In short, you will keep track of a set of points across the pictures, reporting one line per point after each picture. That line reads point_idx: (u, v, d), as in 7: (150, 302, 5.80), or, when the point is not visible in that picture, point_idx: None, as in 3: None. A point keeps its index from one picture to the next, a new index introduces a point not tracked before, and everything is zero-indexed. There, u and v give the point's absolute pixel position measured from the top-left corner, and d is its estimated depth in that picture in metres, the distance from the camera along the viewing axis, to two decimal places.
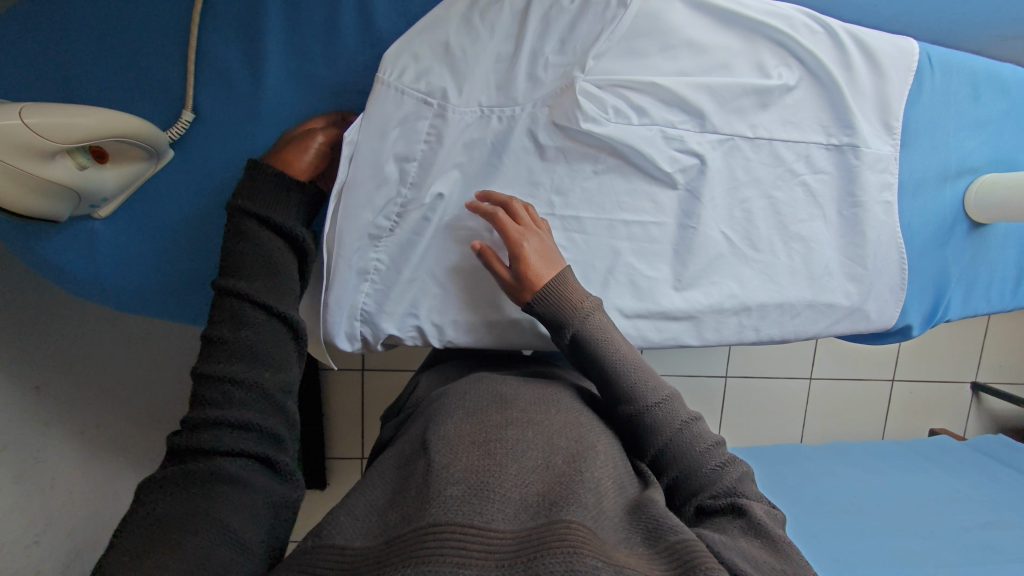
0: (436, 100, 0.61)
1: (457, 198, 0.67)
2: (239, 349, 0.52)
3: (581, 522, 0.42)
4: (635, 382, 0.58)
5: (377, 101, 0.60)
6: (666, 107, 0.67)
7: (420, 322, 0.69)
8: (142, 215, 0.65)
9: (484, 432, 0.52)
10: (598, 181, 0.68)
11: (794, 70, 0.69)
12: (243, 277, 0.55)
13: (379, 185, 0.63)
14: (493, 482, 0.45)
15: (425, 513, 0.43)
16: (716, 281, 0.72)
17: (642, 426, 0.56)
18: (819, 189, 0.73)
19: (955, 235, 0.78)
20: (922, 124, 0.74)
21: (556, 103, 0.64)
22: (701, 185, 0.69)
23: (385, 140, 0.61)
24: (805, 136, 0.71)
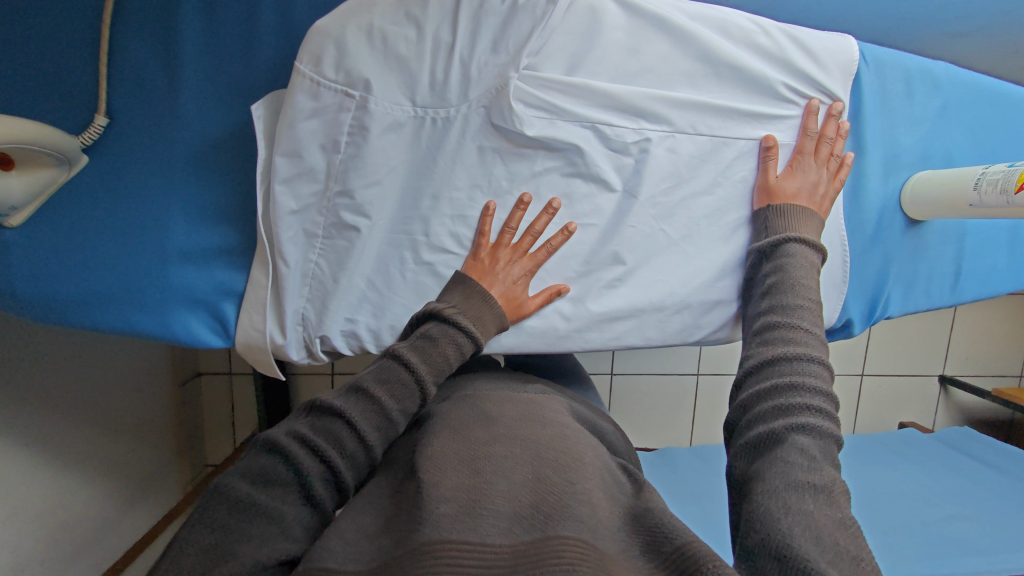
0: (359, 90, 0.59)
1: (394, 197, 0.65)
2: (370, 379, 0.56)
3: (577, 535, 0.43)
4: (774, 304, 0.63)
5: (295, 94, 0.58)
6: (601, 110, 0.67)
7: (357, 328, 0.67)
8: (55, 223, 0.62)
9: (470, 447, 0.51)
10: (536, 182, 0.67)
11: (730, 71, 0.69)
12: (453, 327, 0.60)
13: (303, 175, 0.61)
14: (483, 499, 0.45)
15: (417, 535, 0.42)
16: (655, 279, 0.72)
17: (771, 335, 0.60)
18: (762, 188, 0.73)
19: (890, 230, 0.78)
20: (868, 119, 0.75)
21: (492, 103, 0.63)
22: (636, 184, 0.69)
23: (306, 124, 0.59)
24: (748, 131, 0.71)
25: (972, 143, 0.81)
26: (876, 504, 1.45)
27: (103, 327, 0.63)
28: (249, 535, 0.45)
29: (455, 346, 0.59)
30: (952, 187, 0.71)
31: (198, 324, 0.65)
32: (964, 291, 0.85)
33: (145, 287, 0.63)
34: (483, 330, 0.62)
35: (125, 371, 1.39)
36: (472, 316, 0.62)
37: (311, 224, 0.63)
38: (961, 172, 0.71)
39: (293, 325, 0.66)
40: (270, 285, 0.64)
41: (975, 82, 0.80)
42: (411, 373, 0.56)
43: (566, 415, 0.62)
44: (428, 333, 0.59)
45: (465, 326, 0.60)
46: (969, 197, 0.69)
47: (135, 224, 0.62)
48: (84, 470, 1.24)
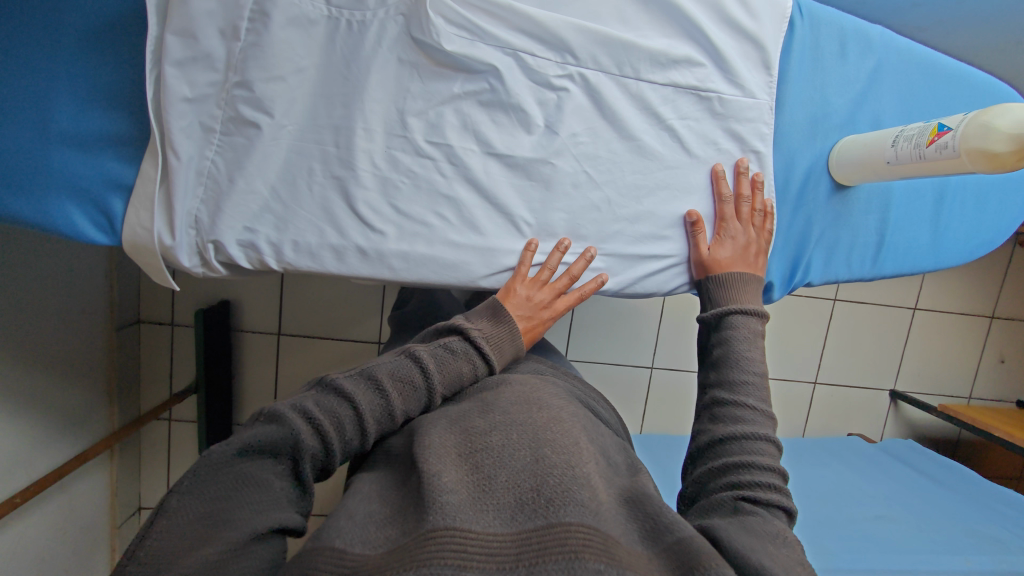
0: None
1: (304, 100, 0.60)
2: (409, 380, 0.60)
3: (581, 521, 0.45)
4: (721, 366, 0.68)
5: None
6: (523, 36, 0.63)
7: (257, 239, 0.63)
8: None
9: (470, 440, 0.55)
10: (454, 107, 0.64)
11: (660, 15, 0.67)
12: (468, 343, 0.64)
13: (198, 59, 0.56)
14: (486, 491, 0.49)
15: (424, 520, 0.45)
16: (579, 225, 0.70)
17: (720, 414, 0.65)
18: (699, 139, 0.71)
19: (813, 191, 0.80)
20: (799, 75, 0.75)
21: (410, 12, 0.59)
22: (558, 121, 0.67)
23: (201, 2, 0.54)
24: (678, 75, 0.69)
25: (903, 112, 0.81)
26: (807, 498, 1.46)
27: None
28: (242, 502, 0.51)
29: (467, 361, 0.64)
30: (872, 147, 0.72)
31: (84, 219, 0.60)
32: (885, 265, 0.86)
33: (21, 168, 0.57)
34: (495, 351, 0.66)
35: (47, 303, 1.30)
36: (489, 333, 0.66)
37: (208, 118, 0.59)
38: (879, 133, 0.73)
39: (183, 226, 0.61)
40: (160, 180, 0.59)
41: (909, 51, 0.81)
42: (424, 378, 0.61)
43: (562, 399, 0.64)
44: (449, 345, 0.63)
45: (485, 353, 0.64)
46: (886, 154, 0.71)
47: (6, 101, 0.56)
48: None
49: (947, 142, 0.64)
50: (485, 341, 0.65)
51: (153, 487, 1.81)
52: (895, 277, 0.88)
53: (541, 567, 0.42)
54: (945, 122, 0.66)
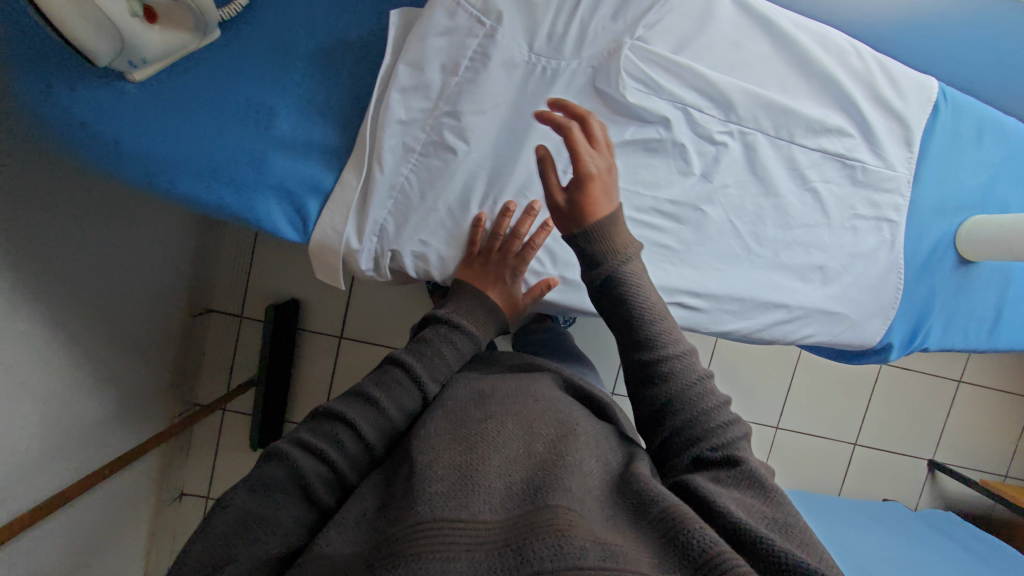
0: (490, 21, 0.63)
1: (493, 132, 0.70)
2: (387, 375, 0.65)
3: (566, 506, 0.48)
4: (656, 332, 0.62)
5: (434, 8, 0.61)
6: (693, 93, 0.73)
7: (428, 250, 0.73)
8: (177, 77, 0.65)
9: (460, 430, 0.58)
10: (623, 150, 0.73)
11: (813, 88, 0.74)
12: (448, 326, 0.70)
13: (419, 89, 0.65)
14: (474, 473, 0.51)
15: (413, 511, 0.48)
16: (715, 266, 0.77)
17: (664, 372, 0.59)
18: (835, 200, 0.77)
19: (939, 265, 0.81)
20: (935, 155, 0.78)
21: (601, 66, 0.70)
22: (714, 171, 0.75)
23: (434, 42, 0.63)
24: (827, 142, 0.75)
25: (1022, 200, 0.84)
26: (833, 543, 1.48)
27: (188, 198, 0.68)
28: (249, 528, 0.51)
29: (451, 344, 0.69)
30: (1010, 229, 0.73)
31: (281, 215, 0.71)
32: (998, 339, 0.85)
33: (242, 165, 0.68)
34: (475, 323, 0.72)
35: (149, 285, 1.38)
36: (473, 320, 0.72)
37: (412, 139, 0.68)
38: (1018, 216, 0.74)
39: (372, 233, 0.71)
40: (360, 189, 0.69)
41: None
42: (410, 376, 0.65)
43: (562, 394, 0.69)
44: (427, 337, 0.69)
45: (464, 326, 0.71)
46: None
47: (245, 108, 0.67)
48: (92, 368, 1.23)
49: None
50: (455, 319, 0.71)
51: (194, 474, 1.84)
52: (1010, 353, 0.87)
53: (529, 548, 0.44)
54: None
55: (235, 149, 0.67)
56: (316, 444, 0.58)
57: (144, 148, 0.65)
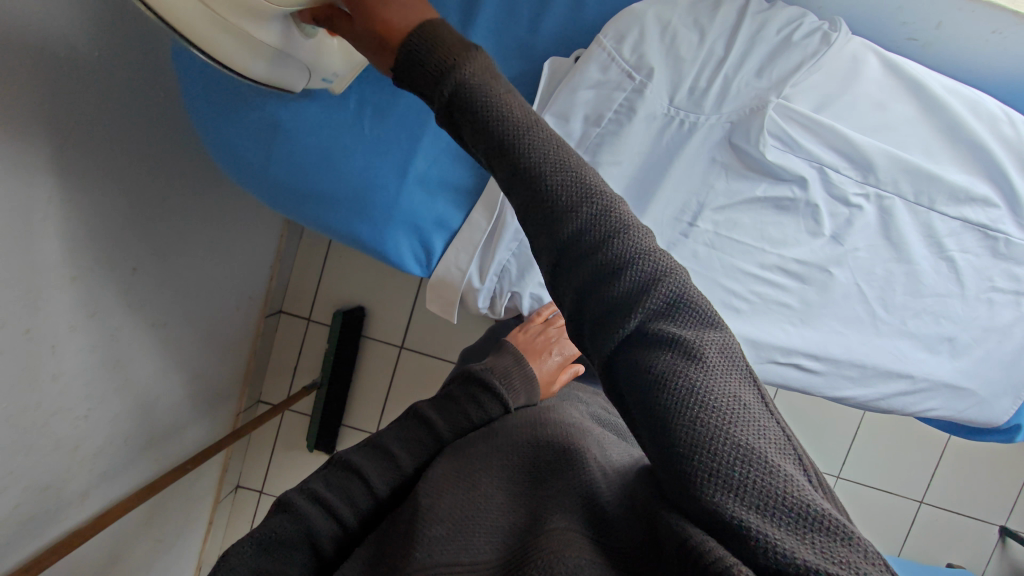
0: (640, 76, 0.64)
1: (624, 182, 0.70)
2: (406, 432, 0.68)
3: (567, 526, 0.45)
4: (584, 198, 0.43)
5: (588, 62, 0.62)
6: (831, 154, 0.71)
7: None
8: (324, 113, 0.70)
9: (466, 468, 0.56)
10: (751, 206, 0.73)
11: (959, 155, 0.72)
12: (478, 384, 0.73)
13: (560, 138, 0.66)
14: (476, 517, 0.49)
15: (413, 553, 0.47)
16: (837, 331, 0.75)
17: (663, 296, 0.41)
18: (971, 271, 0.74)
19: None
20: None
21: (741, 122, 0.69)
22: (845, 233, 0.73)
23: (583, 94, 0.64)
24: (970, 212, 0.72)
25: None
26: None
27: (328, 223, 0.74)
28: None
29: (479, 405, 0.70)
30: None
31: (408, 247, 0.74)
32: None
33: (380, 200, 0.72)
34: (509, 384, 0.76)
35: (234, 286, 1.42)
36: (505, 380, 0.76)
37: None
38: None
39: (493, 273, 0.74)
40: (487, 231, 0.73)
41: None
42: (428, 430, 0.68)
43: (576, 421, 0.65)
44: (454, 394, 0.73)
45: (491, 384, 0.73)
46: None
47: (391, 147, 0.71)
48: (182, 364, 1.28)
49: None
50: (486, 380, 0.74)
51: (251, 467, 1.90)
52: None
53: None
54: None
55: (375, 185, 0.71)
56: (325, 498, 0.60)
57: (296, 181, 0.71)
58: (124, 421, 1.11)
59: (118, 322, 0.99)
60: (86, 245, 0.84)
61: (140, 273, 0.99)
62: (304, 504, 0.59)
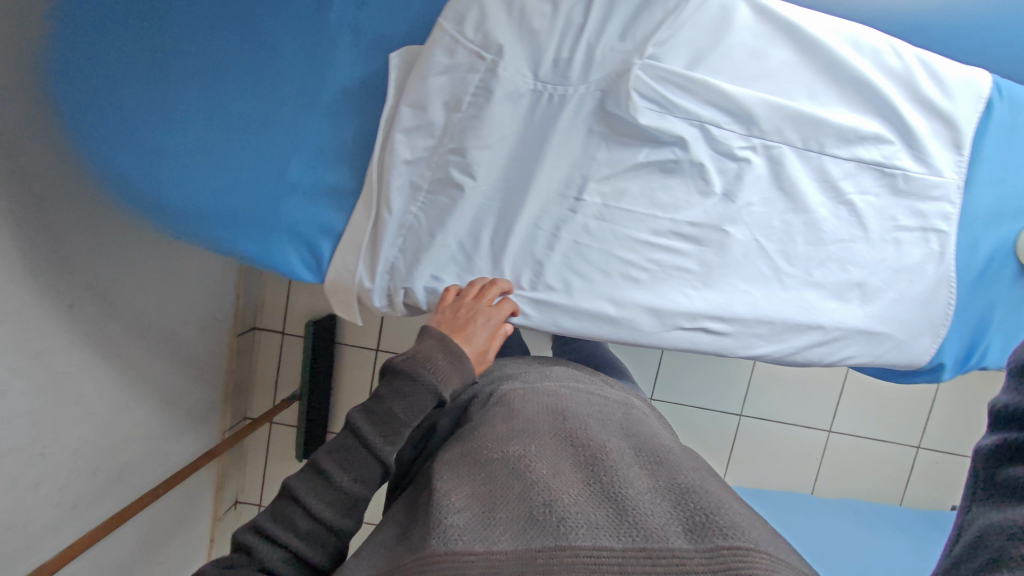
0: (491, 54, 0.62)
1: (500, 164, 0.69)
2: (339, 446, 0.62)
3: (590, 540, 0.49)
4: None
5: (433, 48, 0.61)
6: (712, 109, 0.69)
7: (440, 287, 0.72)
8: (196, 127, 0.67)
9: (492, 462, 0.61)
10: (637, 172, 0.71)
11: (846, 94, 0.69)
12: (401, 380, 0.61)
13: (424, 129, 0.65)
14: (494, 509, 0.55)
15: (430, 542, 0.53)
16: (741, 289, 0.73)
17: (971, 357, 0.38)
18: (872, 211, 0.71)
19: (997, 275, 0.73)
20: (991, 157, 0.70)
21: (610, 88, 0.67)
22: (737, 190, 0.71)
23: (436, 81, 0.62)
24: (864, 151, 0.70)
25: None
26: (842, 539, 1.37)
27: (210, 237, 0.71)
28: None
29: (405, 399, 0.61)
30: None
31: (298, 257, 0.74)
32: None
33: (265, 213, 0.71)
34: (438, 372, 0.62)
35: (196, 309, 1.43)
36: (439, 372, 0.62)
37: (418, 176, 0.68)
38: None
39: (383, 272, 0.71)
40: (369, 231, 0.70)
41: None
42: (363, 446, 0.61)
43: (581, 419, 0.69)
44: (380, 396, 0.62)
45: (414, 375, 0.61)
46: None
47: (273, 160, 0.70)
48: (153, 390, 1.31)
49: None
50: (407, 371, 0.62)
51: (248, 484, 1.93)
52: None
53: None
54: None
55: (263, 200, 0.70)
56: (276, 530, 0.59)
57: (184, 203, 0.69)
58: (91, 454, 1.13)
59: (66, 359, 1.01)
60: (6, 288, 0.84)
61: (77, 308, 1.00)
62: (255, 540, 0.59)
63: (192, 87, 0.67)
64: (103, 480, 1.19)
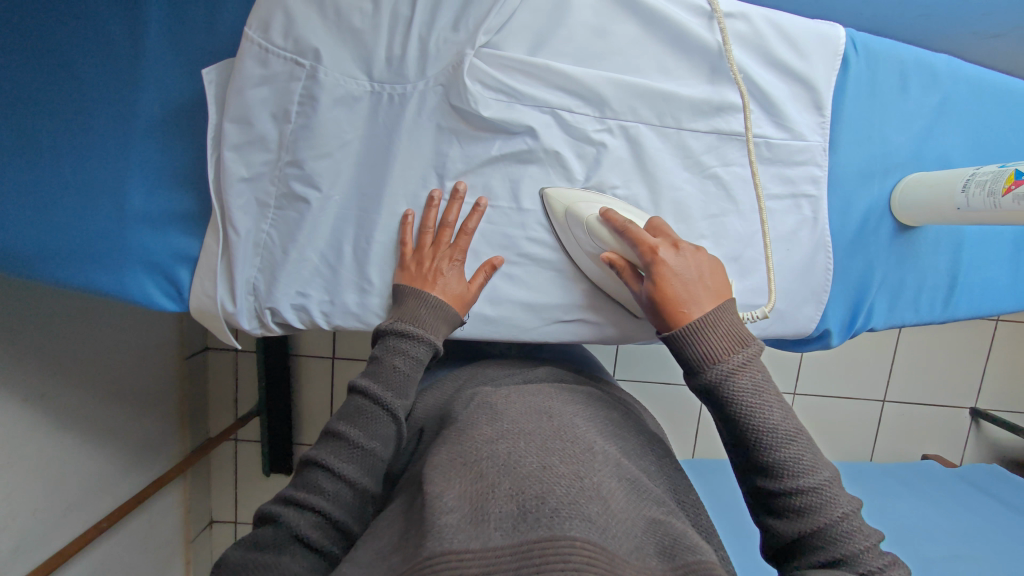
0: (308, 60, 0.60)
1: (348, 170, 0.66)
2: (348, 409, 0.58)
3: (585, 535, 0.37)
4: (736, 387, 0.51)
5: (243, 59, 0.59)
6: (562, 92, 0.66)
7: (308, 303, 0.70)
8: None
9: (474, 448, 0.46)
10: (495, 166, 0.68)
11: (696, 64, 0.67)
12: (396, 338, 0.62)
13: (256, 144, 0.64)
14: (487, 503, 0.41)
15: (423, 546, 0.38)
16: None
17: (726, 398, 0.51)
18: (738, 182, 0.70)
19: (874, 234, 0.71)
20: (851, 115, 0.69)
21: (449, 82, 0.64)
22: (597, 173, 0.69)
23: (255, 93, 0.61)
24: (722, 122, 0.68)
25: (974, 147, 0.72)
26: None
27: (48, 278, 0.68)
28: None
29: (405, 358, 0.61)
30: (941, 191, 0.64)
31: (156, 287, 0.69)
32: (958, 307, 0.75)
33: (103, 247, 0.66)
34: (425, 326, 0.63)
35: None
36: (432, 329, 0.63)
37: (263, 193, 0.66)
38: (951, 174, 0.64)
39: (243, 294, 0.69)
40: (221, 253, 0.67)
41: (979, 81, 0.71)
42: (373, 401, 0.58)
43: (573, 407, 0.55)
44: (377, 357, 0.62)
45: (405, 331, 0.62)
46: (956, 200, 0.62)
47: (111, 190, 0.65)
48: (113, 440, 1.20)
49: None
50: (405, 328, 0.62)
51: None
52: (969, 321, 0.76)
53: None
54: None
55: (104, 232, 0.66)
56: (295, 497, 0.54)
57: (19, 243, 0.65)
58: None
59: None
60: None
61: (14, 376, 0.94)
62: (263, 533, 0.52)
63: None
64: (80, 523, 1.12)
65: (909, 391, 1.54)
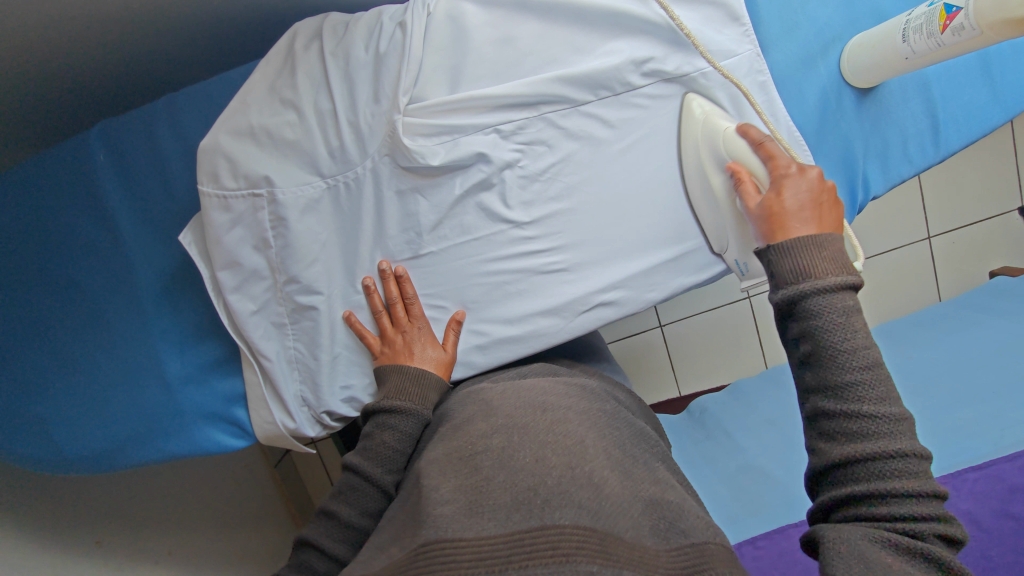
0: (263, 188, 0.65)
1: (338, 264, 0.70)
2: (343, 484, 0.62)
3: (576, 523, 0.41)
4: (823, 300, 0.50)
5: (209, 213, 0.65)
6: (496, 111, 0.68)
7: (354, 392, 0.73)
8: (48, 395, 0.71)
9: (471, 442, 0.50)
10: (464, 201, 0.70)
11: (605, 30, 0.68)
12: (385, 414, 0.62)
13: (253, 277, 0.68)
14: (482, 495, 0.44)
15: (420, 534, 0.43)
16: (618, 249, 0.72)
17: (811, 308, 0.50)
18: (694, 118, 0.70)
19: (840, 109, 0.70)
20: (770, 11, 0.68)
21: (392, 149, 0.66)
22: (557, 168, 0.70)
23: (231, 236, 0.66)
24: (651, 72, 0.68)
25: None
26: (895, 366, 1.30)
27: (126, 463, 0.73)
28: None
29: (395, 431, 0.61)
30: (883, 47, 0.64)
31: (221, 432, 0.74)
32: (950, 142, 0.73)
33: (161, 418, 0.72)
34: (413, 397, 0.64)
35: None
36: (419, 399, 0.64)
37: (275, 316, 0.70)
38: (887, 27, 0.64)
39: (298, 408, 0.73)
40: (263, 380, 0.72)
41: None
42: (363, 479, 0.60)
43: (570, 397, 0.57)
44: (368, 434, 0.62)
45: (395, 407, 0.62)
46: (900, 52, 0.62)
47: (145, 367, 0.71)
48: (261, 558, 1.27)
49: (961, 24, 0.56)
50: (395, 402, 0.63)
51: None
52: (970, 148, 0.74)
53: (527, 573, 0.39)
54: (951, 1, 0.57)
55: (155, 406, 0.71)
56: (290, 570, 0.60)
57: (90, 446, 0.71)
58: None
59: None
60: (70, 557, 0.92)
61: (144, 543, 1.04)
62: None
63: (22, 368, 0.71)
64: None
65: (951, 221, 1.48)
